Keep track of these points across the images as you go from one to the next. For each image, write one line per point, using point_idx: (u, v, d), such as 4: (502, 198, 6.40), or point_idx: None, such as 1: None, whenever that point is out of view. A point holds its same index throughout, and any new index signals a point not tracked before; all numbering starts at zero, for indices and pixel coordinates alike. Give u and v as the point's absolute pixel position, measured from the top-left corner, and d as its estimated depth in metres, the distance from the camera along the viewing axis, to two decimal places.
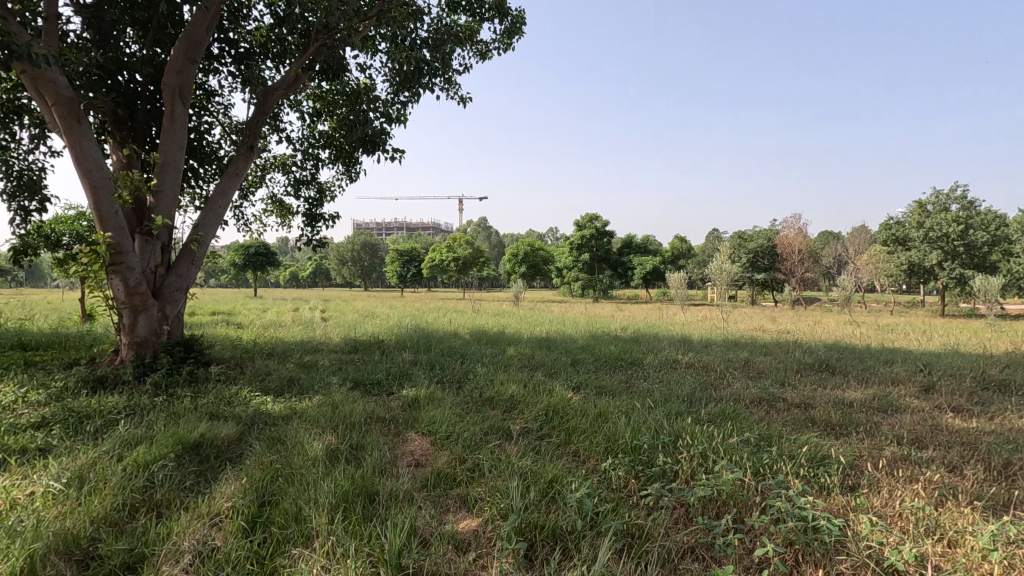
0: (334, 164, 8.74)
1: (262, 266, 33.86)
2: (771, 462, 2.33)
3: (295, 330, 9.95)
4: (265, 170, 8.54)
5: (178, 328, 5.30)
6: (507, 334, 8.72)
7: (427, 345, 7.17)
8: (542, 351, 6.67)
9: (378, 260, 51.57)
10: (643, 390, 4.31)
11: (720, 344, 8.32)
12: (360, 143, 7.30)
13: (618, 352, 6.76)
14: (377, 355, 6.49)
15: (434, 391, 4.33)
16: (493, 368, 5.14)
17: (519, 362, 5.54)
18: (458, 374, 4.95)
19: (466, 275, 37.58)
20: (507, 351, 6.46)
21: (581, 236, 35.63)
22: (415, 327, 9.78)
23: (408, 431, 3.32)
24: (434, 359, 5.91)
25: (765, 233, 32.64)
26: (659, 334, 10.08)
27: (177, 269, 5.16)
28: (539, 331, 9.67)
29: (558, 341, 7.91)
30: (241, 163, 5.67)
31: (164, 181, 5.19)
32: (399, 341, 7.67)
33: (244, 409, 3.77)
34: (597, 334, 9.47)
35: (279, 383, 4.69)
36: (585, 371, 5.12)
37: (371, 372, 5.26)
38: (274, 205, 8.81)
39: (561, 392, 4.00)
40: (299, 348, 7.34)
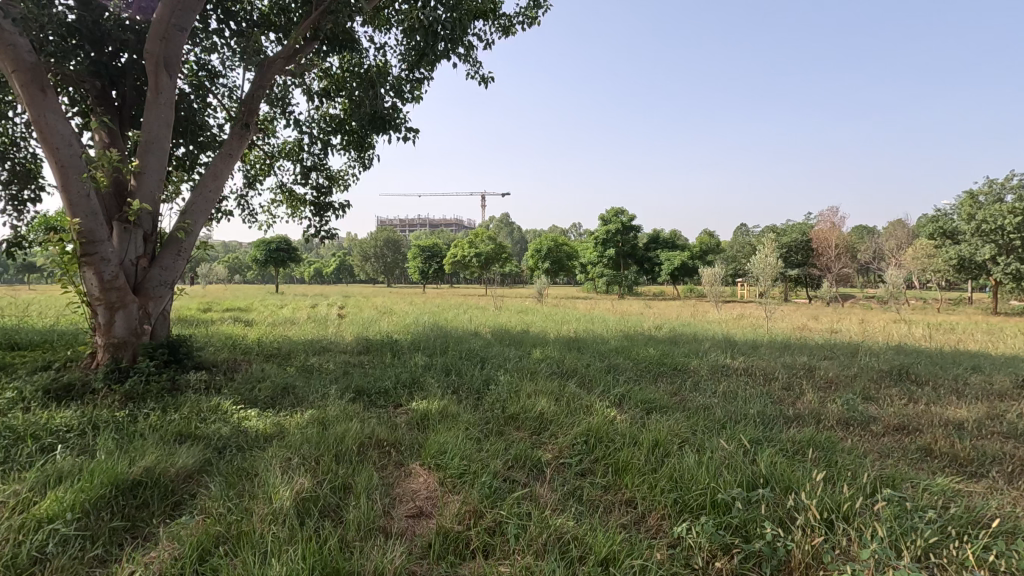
0: (346, 150, 8.15)
1: (283, 262, 33.70)
2: (933, 541, 1.58)
3: (308, 328, 9.40)
4: (274, 157, 7.96)
5: (165, 327, 4.71)
6: (532, 334, 8.00)
7: (444, 346, 6.51)
8: (572, 354, 5.95)
9: (400, 256, 51.33)
10: (699, 407, 3.58)
11: (769, 346, 7.47)
12: (370, 124, 6.65)
13: (658, 356, 6.00)
14: (390, 357, 5.87)
15: (449, 404, 3.66)
16: (517, 375, 4.44)
17: (547, 368, 4.83)
18: (477, 382, 4.28)
19: (488, 271, 36.96)
20: (533, 354, 5.76)
21: (606, 231, 34.67)
22: (434, 325, 9.15)
23: (411, 462, 2.63)
24: (451, 363, 5.23)
25: (799, 227, 31.30)
26: (697, 333, 9.24)
27: (162, 260, 4.57)
28: (566, 330, 8.93)
29: (589, 343, 7.17)
30: (235, 143, 5.06)
31: (147, 161, 4.59)
32: (415, 341, 7.04)
33: (219, 428, 3.14)
34: (629, 333, 8.68)
35: (271, 391, 4.08)
36: (625, 380, 4.39)
37: (379, 378, 4.62)
38: (284, 195, 8.24)
39: (601, 409, 3.28)
40: (306, 349, 6.76)
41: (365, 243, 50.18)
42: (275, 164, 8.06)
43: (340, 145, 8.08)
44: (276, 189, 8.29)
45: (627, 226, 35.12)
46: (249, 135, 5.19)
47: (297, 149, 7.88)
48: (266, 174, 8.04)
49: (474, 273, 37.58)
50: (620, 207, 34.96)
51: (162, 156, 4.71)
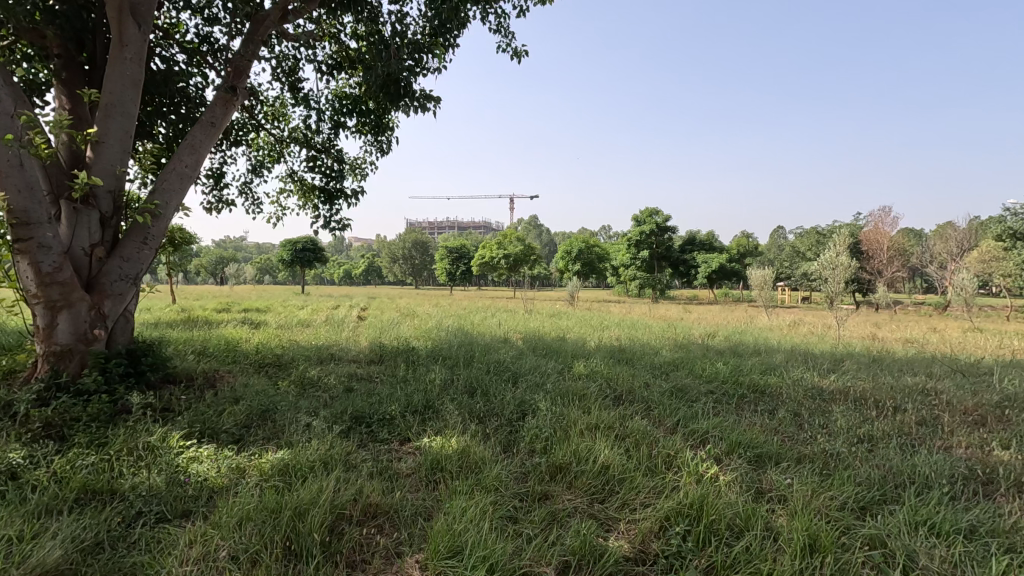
0: (361, 134, 7.26)
1: (309, 262, 33.35)
2: None
3: (321, 331, 8.58)
4: (285, 143, 7.19)
5: (127, 332, 3.84)
6: (570, 343, 6.97)
7: (469, 356, 5.56)
8: (625, 370, 4.91)
9: (429, 258, 50.72)
10: (829, 459, 2.51)
11: (855, 360, 6.26)
12: (383, 95, 5.68)
13: (730, 372, 4.91)
14: (405, 369, 4.94)
15: (472, 445, 2.68)
16: (561, 401, 3.41)
17: (599, 390, 3.80)
18: (511, 410, 3.28)
19: (517, 273, 36.05)
20: (576, 370, 4.73)
21: (640, 232, 33.34)
22: (458, 330, 8.21)
23: (408, 559, 1.65)
24: (476, 380, 4.24)
25: (848, 228, 29.37)
26: (760, 343, 8.04)
27: (122, 249, 3.70)
28: (608, 339, 7.86)
29: (639, 354, 6.11)
30: (218, 110, 4.17)
31: (108, 127, 3.73)
32: (437, 349, 6.11)
33: (148, 478, 2.22)
34: (682, 343, 7.57)
35: (246, 419, 3.17)
36: (704, 410, 3.35)
37: (388, 400, 3.68)
38: (295, 185, 7.45)
39: (690, 464, 2.25)
40: (313, 357, 5.90)
41: (394, 245, 49.84)
42: (286, 150, 7.27)
43: (354, 128, 7.20)
44: (287, 178, 7.51)
45: (662, 227, 33.78)
46: (236, 101, 4.29)
47: (309, 132, 7.05)
48: (276, 162, 7.26)
49: (503, 275, 36.72)
50: (656, 207, 33.63)
51: (128, 123, 3.84)
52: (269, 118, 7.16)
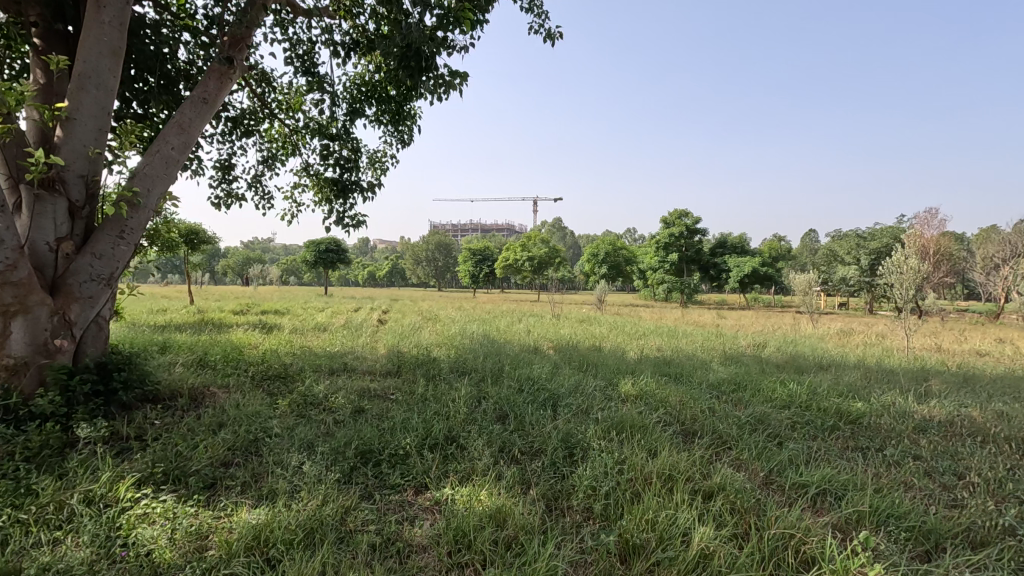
0: (381, 124, 6.72)
1: (333, 262, 33.17)
2: None
3: (336, 336, 8.03)
4: (300, 133, 6.67)
5: (100, 343, 3.27)
6: (607, 355, 6.27)
7: (498, 369, 4.91)
8: (680, 389, 4.20)
9: (452, 260, 50.31)
10: (1013, 538, 1.79)
11: (940, 378, 5.43)
12: (402, 68, 4.80)
13: (806, 394, 4.16)
14: (425, 384, 4.33)
15: (509, 503, 2.03)
16: (616, 436, 2.73)
17: (659, 419, 3.11)
18: (555, 448, 2.62)
19: (541, 276, 35.36)
20: (624, 392, 4.04)
21: (669, 234, 32.35)
22: (483, 337, 7.59)
23: None
24: (507, 403, 3.58)
25: (891, 231, 27.91)
26: (818, 356, 7.22)
27: (94, 244, 3.14)
28: (647, 349, 7.13)
29: (689, 370, 5.38)
30: (212, 85, 3.61)
31: (81, 102, 3.16)
32: (461, 360, 5.49)
33: (67, 555, 1.61)
34: (732, 355, 6.80)
35: (226, 454, 2.57)
36: (800, 452, 2.64)
37: (403, 429, 3.06)
38: (310, 179, 6.93)
39: (831, 555, 1.55)
40: (324, 367, 5.33)
41: (417, 246, 49.62)
42: (301, 141, 6.76)
43: (374, 117, 6.64)
44: (302, 172, 7.00)
45: (692, 230, 32.75)
46: (232, 75, 3.73)
47: (324, 122, 6.51)
48: (290, 154, 6.75)
49: (527, 278, 36.11)
50: (685, 209, 32.63)
51: (106, 98, 3.27)
52: (283, 108, 6.67)
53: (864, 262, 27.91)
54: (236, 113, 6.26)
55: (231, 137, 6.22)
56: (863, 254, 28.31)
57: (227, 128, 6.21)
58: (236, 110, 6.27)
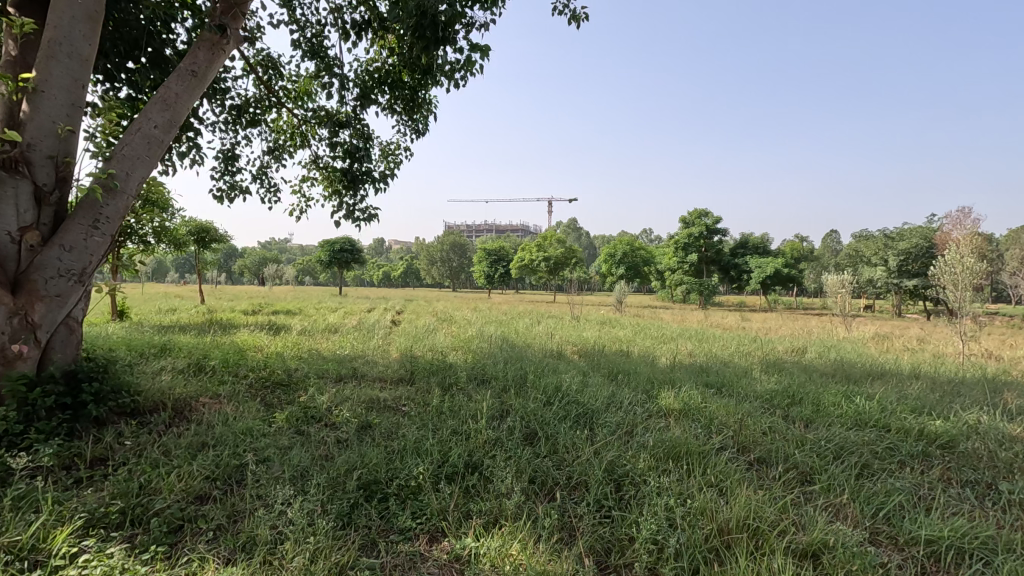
0: (394, 113, 6.31)
1: (347, 262, 32.96)
2: None
3: (347, 338, 7.64)
4: (309, 123, 6.30)
5: (71, 348, 2.85)
6: (638, 361, 5.77)
7: (521, 378, 4.45)
8: (730, 403, 3.69)
9: (467, 260, 49.95)
10: None
11: (1014, 390, 4.86)
12: (416, 39, 4.30)
13: (875, 408, 3.64)
14: (441, 394, 3.89)
15: (551, 565, 1.56)
16: (671, 467, 2.25)
17: (717, 442, 2.62)
18: (599, 484, 2.16)
19: (557, 276, 34.85)
20: (666, 407, 3.54)
21: (689, 234, 31.66)
22: (502, 340, 7.14)
23: None
24: (534, 419, 3.12)
25: (922, 230, 26.92)
26: (865, 363, 6.66)
27: (64, 235, 2.72)
28: (678, 354, 6.63)
29: (732, 379, 4.86)
30: (202, 56, 3.20)
31: (51, 71, 2.75)
32: (480, 366, 5.04)
33: None
34: (772, 362, 6.27)
35: (203, 486, 2.14)
36: (902, 491, 2.14)
37: (416, 453, 2.62)
38: (319, 172, 6.54)
39: None
40: (332, 373, 4.91)
41: (432, 246, 49.40)
42: (310, 132, 6.38)
43: (387, 105, 6.23)
44: (312, 165, 6.62)
45: (712, 230, 32.00)
46: (225, 46, 3.32)
47: (335, 110, 6.12)
48: (298, 145, 6.37)
49: (543, 278, 35.60)
50: (704, 209, 31.89)
51: (81, 69, 2.86)
52: (292, 96, 6.31)
53: (893, 263, 26.95)
54: (241, 101, 5.90)
55: (235, 126, 5.85)
56: (891, 255, 27.37)
57: (232, 116, 5.85)
58: (242, 97, 5.91)
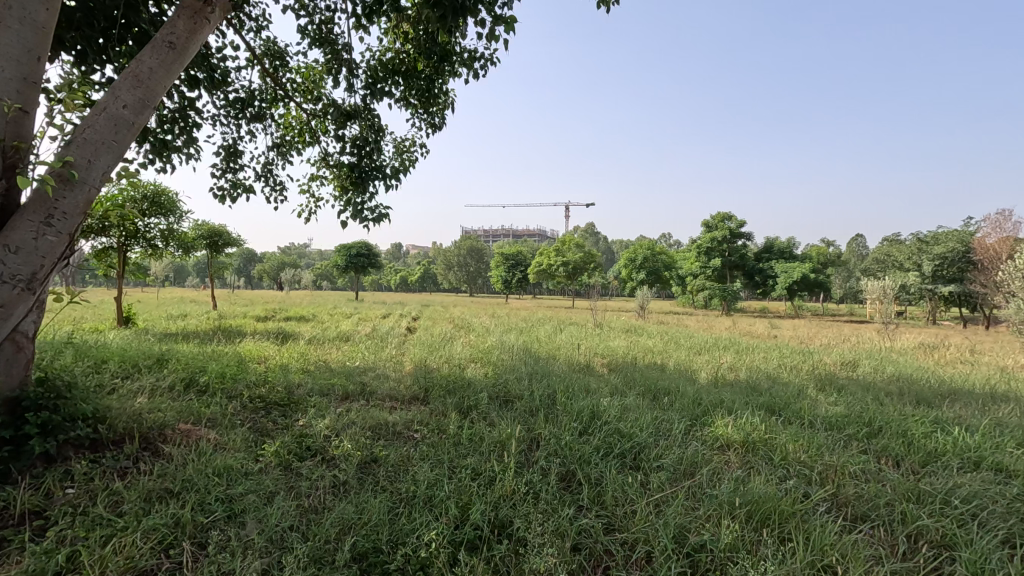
0: (409, 107, 5.84)
1: (364, 267, 32.76)
2: None
3: (359, 348, 7.18)
4: (318, 119, 5.88)
5: (19, 368, 2.35)
6: (677, 378, 5.17)
7: (548, 398, 3.92)
8: (802, 435, 3.10)
9: (484, 265, 49.56)
10: None
11: None
12: (432, 14, 3.82)
13: (978, 442, 3.03)
14: (458, 419, 3.37)
15: None
16: (759, 540, 1.72)
17: (810, 499, 2.06)
18: (668, 564, 1.63)
19: (575, 281, 34.24)
20: (727, 443, 2.96)
21: (712, 238, 30.86)
22: (523, 351, 6.59)
23: None
24: (569, 457, 2.59)
25: (958, 234, 25.76)
26: (929, 379, 5.98)
27: (9, 233, 2.26)
28: (718, 368, 6.04)
29: (792, 400, 4.23)
30: (182, 27, 2.75)
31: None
32: (501, 383, 4.51)
33: None
34: (825, 378, 5.64)
35: (151, 558, 1.65)
36: None
37: (428, 505, 2.11)
38: (329, 171, 6.12)
39: None
40: (337, 391, 4.42)
41: (450, 252, 49.10)
42: (320, 128, 5.97)
43: (401, 98, 5.77)
44: (322, 163, 6.21)
45: (736, 234, 31.13)
46: (210, 15, 2.87)
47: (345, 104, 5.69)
48: (307, 142, 5.95)
49: (561, 283, 35.01)
50: (728, 212, 31.05)
51: (37, 38, 2.42)
52: (301, 90, 5.91)
53: (928, 268, 25.82)
54: (246, 94, 5.51)
55: (239, 121, 5.45)
56: (925, 260, 26.23)
57: (235, 110, 5.45)
58: (246, 90, 5.52)
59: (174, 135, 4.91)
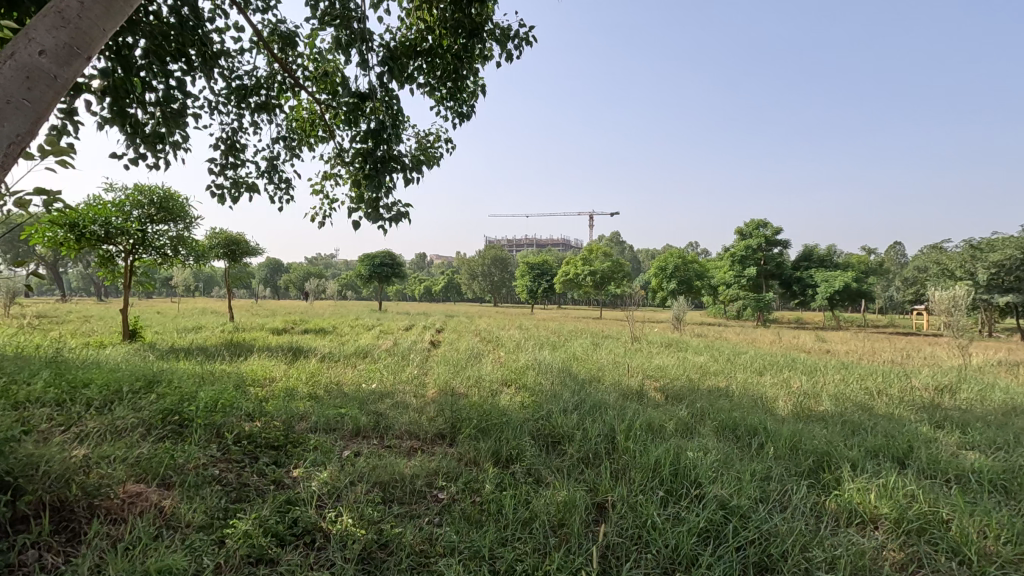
0: (434, 94, 5.11)
1: (388, 277, 32.31)
2: None
3: (377, 366, 6.45)
4: (332, 110, 5.22)
5: None
6: (755, 411, 4.26)
7: (607, 442, 3.11)
8: (982, 510, 2.20)
9: (509, 274, 48.91)
10: None
11: None
12: None
13: None
14: (496, 475, 2.60)
15: None
16: None
17: None
18: None
19: (603, 291, 33.23)
20: (878, 529, 2.09)
21: (747, 246, 29.57)
22: (563, 371, 5.77)
23: None
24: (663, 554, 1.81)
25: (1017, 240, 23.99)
26: None
27: None
28: (794, 394, 5.12)
29: (920, 446, 3.29)
30: None
31: None
32: (544, 417, 3.71)
33: None
34: (930, 409, 4.68)
35: None
36: None
37: None
38: (344, 169, 5.45)
39: None
40: (347, 425, 3.68)
41: (474, 262, 48.56)
42: (334, 120, 5.31)
43: (424, 84, 5.04)
44: (337, 161, 5.55)
45: (771, 241, 29.83)
46: None
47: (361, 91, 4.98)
48: (320, 136, 5.29)
49: (588, 293, 34.02)
50: (763, 219, 29.74)
51: None
52: (313, 78, 5.28)
53: (983, 278, 24.10)
54: (251, 82, 4.90)
55: (242, 111, 4.82)
56: (979, 268, 24.52)
57: (238, 98, 4.82)
58: (252, 77, 4.90)
59: (166, 126, 4.29)
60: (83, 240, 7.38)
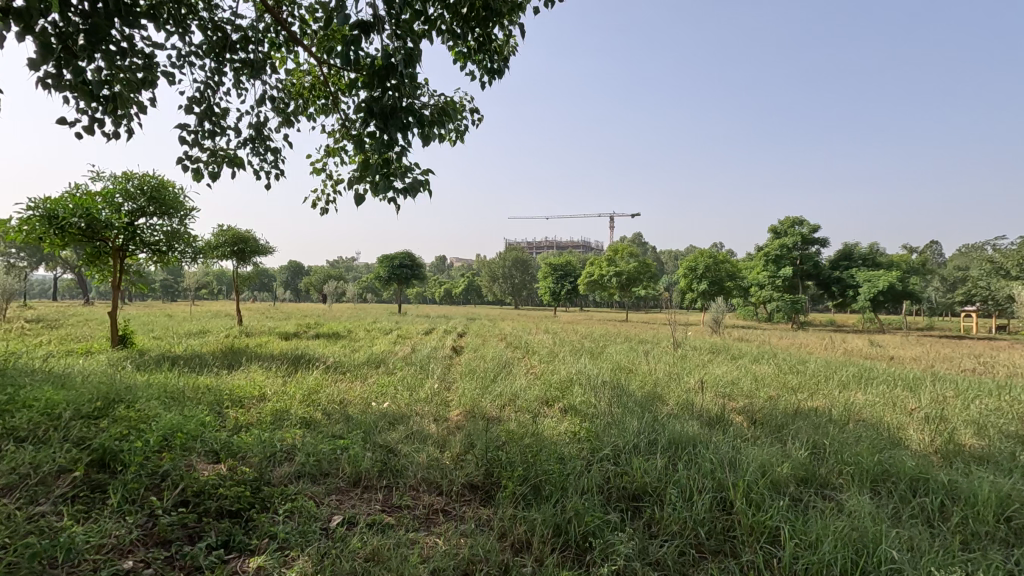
0: (459, 46, 4.14)
1: (406, 279, 31.46)
2: None
3: (392, 378, 5.47)
4: (335, 71, 4.29)
5: None
6: (891, 448, 3.15)
7: (721, 511, 2.07)
8: None
9: (530, 277, 47.80)
10: None
11: None
12: None
13: None
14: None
15: None
16: None
17: None
18: None
19: (629, 294, 31.93)
20: None
21: (782, 245, 28.00)
22: (614, 388, 4.71)
23: None
24: None
25: None
26: None
27: None
28: (918, 420, 3.98)
29: None
30: None
31: None
32: (614, 461, 2.67)
33: None
34: None
35: None
36: None
37: None
38: (350, 143, 4.52)
39: None
40: (344, 470, 2.69)
41: (495, 264, 47.56)
42: (339, 84, 4.38)
43: (448, 35, 4.07)
44: (342, 134, 4.62)
45: (808, 240, 28.19)
46: None
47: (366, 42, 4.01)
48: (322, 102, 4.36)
49: (613, 295, 32.73)
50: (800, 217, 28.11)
51: None
52: (315, 34, 4.36)
53: None
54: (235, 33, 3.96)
55: (222, 67, 3.90)
56: None
57: (218, 52, 3.90)
58: (236, 27, 3.97)
59: (123, 85, 3.37)
60: (64, 235, 6.59)
